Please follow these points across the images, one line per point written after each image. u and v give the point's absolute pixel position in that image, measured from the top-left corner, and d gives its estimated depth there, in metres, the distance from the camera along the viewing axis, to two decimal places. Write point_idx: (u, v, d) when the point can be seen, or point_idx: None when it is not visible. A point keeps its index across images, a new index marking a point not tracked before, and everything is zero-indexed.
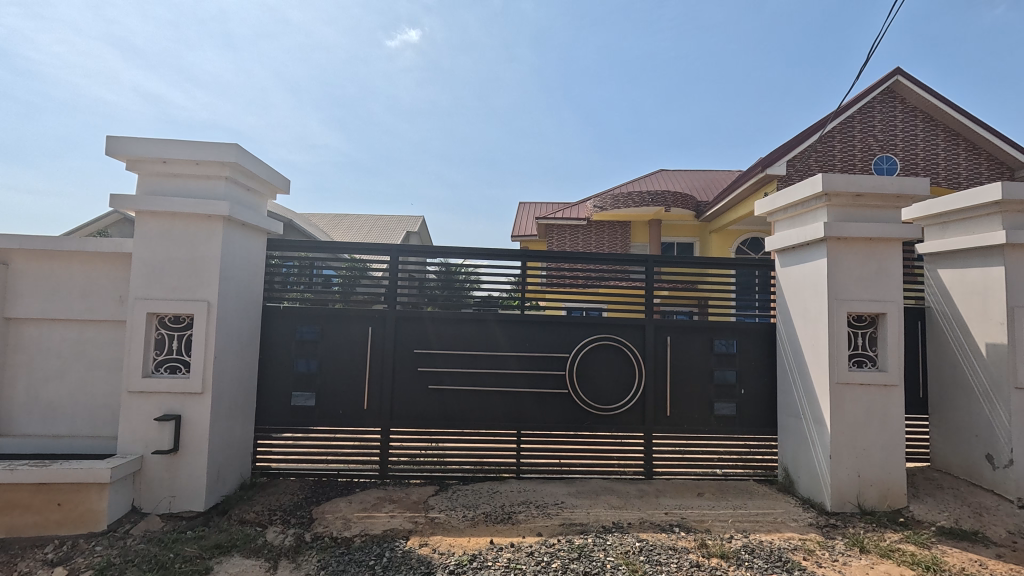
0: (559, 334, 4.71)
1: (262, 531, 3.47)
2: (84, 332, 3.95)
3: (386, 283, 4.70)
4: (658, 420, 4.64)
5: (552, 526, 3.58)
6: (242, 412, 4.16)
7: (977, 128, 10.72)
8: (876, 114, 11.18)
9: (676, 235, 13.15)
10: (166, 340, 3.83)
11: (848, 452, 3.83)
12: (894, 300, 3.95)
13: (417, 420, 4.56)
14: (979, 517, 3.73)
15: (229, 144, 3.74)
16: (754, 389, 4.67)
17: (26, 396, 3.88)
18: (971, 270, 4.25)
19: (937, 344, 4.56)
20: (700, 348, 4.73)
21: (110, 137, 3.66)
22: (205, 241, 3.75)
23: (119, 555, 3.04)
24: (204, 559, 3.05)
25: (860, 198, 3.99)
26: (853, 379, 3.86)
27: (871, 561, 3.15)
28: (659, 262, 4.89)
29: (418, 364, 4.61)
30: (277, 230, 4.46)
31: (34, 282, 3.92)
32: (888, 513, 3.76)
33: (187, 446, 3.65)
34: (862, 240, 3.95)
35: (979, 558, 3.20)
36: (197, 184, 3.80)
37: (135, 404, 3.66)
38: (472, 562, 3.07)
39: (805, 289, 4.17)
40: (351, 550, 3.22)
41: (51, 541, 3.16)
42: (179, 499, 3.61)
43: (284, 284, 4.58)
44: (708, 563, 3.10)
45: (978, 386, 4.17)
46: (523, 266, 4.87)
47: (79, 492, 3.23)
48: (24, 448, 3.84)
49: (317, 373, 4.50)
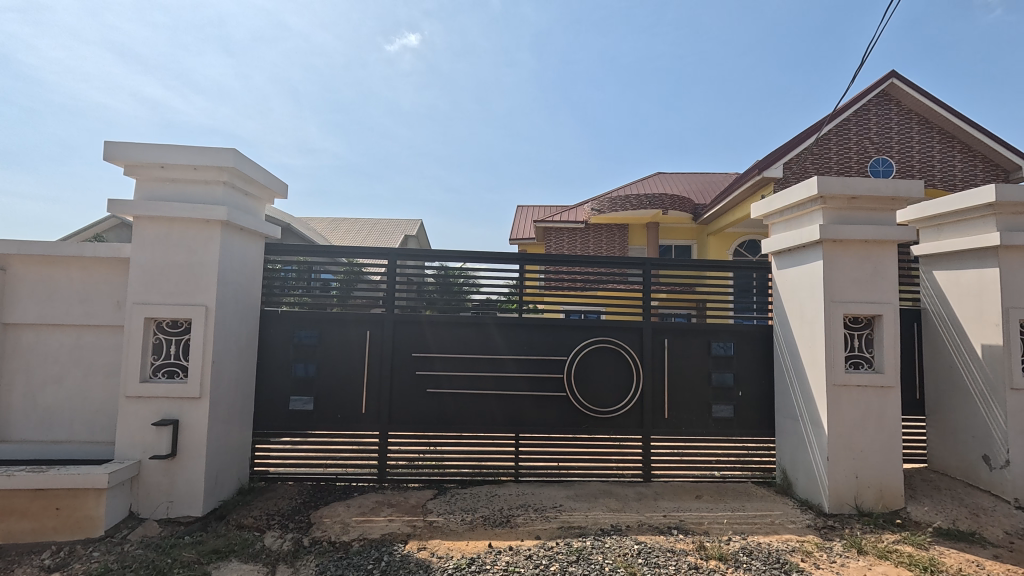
0: (557, 338, 4.72)
1: (260, 536, 3.46)
2: (82, 336, 3.95)
3: (384, 288, 4.70)
4: (656, 423, 4.64)
5: (550, 529, 3.58)
6: (241, 416, 4.15)
7: (973, 130, 10.76)
8: (872, 117, 11.24)
9: (676, 239, 13.25)
10: (164, 344, 3.82)
11: (845, 454, 3.84)
12: (890, 302, 3.98)
13: (417, 423, 4.57)
14: (976, 518, 3.74)
15: (226, 148, 3.74)
16: (753, 392, 4.68)
17: (23, 402, 3.88)
18: (967, 272, 4.27)
19: (933, 346, 4.58)
20: (698, 350, 4.74)
21: (107, 142, 3.67)
22: (204, 245, 3.76)
23: (116, 560, 3.04)
24: (201, 565, 3.04)
25: (854, 200, 4.02)
26: (850, 381, 3.87)
27: (868, 562, 3.16)
28: (657, 265, 4.87)
29: (416, 367, 4.61)
30: (275, 234, 4.46)
31: (32, 287, 3.91)
32: (885, 514, 3.77)
33: (184, 451, 3.64)
34: (857, 243, 3.97)
35: (977, 559, 3.21)
36: (196, 188, 3.81)
37: (133, 408, 3.66)
38: (471, 565, 3.07)
39: (802, 292, 4.19)
40: (349, 555, 3.21)
41: (49, 547, 3.15)
42: (177, 503, 3.60)
43: (282, 288, 4.58)
44: (706, 565, 3.11)
45: (974, 388, 4.19)
46: (522, 269, 4.86)
47: (76, 497, 3.22)
48: (21, 453, 3.83)
49: (315, 377, 4.50)
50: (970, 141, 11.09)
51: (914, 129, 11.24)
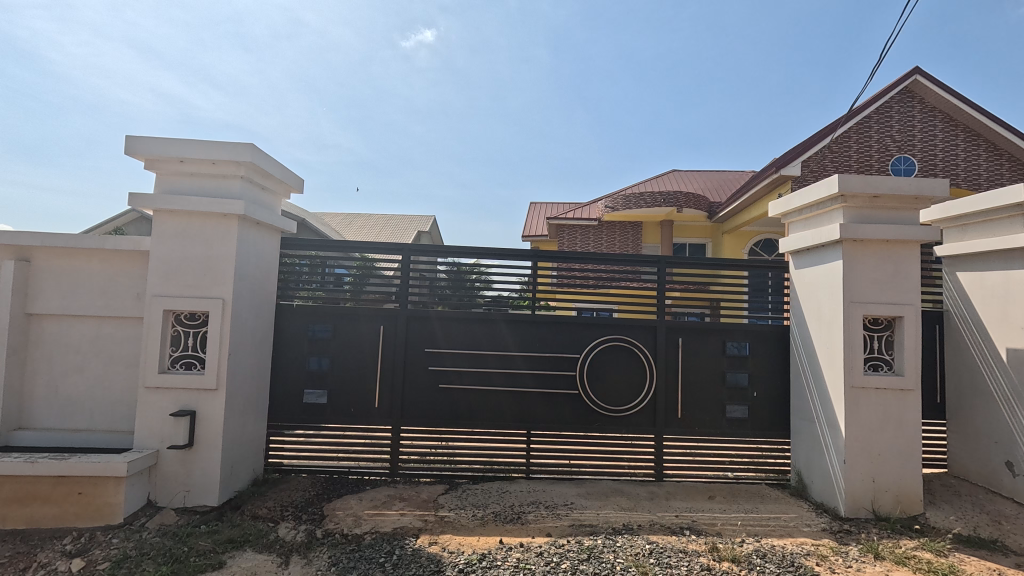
0: (570, 336, 4.69)
1: (273, 527, 3.50)
2: (102, 327, 4.03)
3: (397, 283, 4.71)
4: (669, 423, 4.61)
5: (561, 527, 3.58)
6: (256, 409, 4.21)
7: (1000, 129, 10.46)
8: (894, 114, 11.00)
9: (688, 236, 13.07)
10: (182, 336, 3.87)
11: (863, 457, 3.77)
12: (912, 303, 3.89)
13: (428, 418, 4.58)
14: (998, 525, 3.65)
15: (244, 144, 3.78)
16: (768, 393, 4.62)
17: (45, 390, 3.97)
18: (992, 273, 4.16)
19: (955, 349, 4.47)
20: (712, 349, 4.69)
21: (128, 137, 3.74)
22: (221, 240, 3.81)
23: (134, 547, 3.10)
24: (217, 554, 3.09)
25: (876, 199, 3.93)
26: (868, 383, 3.80)
27: (885, 567, 3.11)
28: (671, 262, 4.82)
29: (428, 363, 4.63)
30: (291, 229, 4.50)
31: (54, 279, 3.99)
32: (903, 520, 3.70)
33: (201, 442, 3.69)
34: (879, 243, 3.89)
35: (997, 567, 3.14)
36: (214, 182, 3.85)
37: (152, 399, 3.73)
38: (481, 561, 3.07)
39: (820, 291, 4.12)
40: (361, 548, 3.23)
41: (70, 532, 3.23)
42: (193, 493, 3.66)
43: (296, 282, 4.62)
44: (719, 567, 3.08)
45: (998, 392, 4.10)
46: (534, 265, 4.84)
47: (96, 484, 3.29)
48: (41, 441, 3.92)
49: (328, 371, 4.54)
50: (996, 140, 10.80)
51: (937, 127, 10.98)
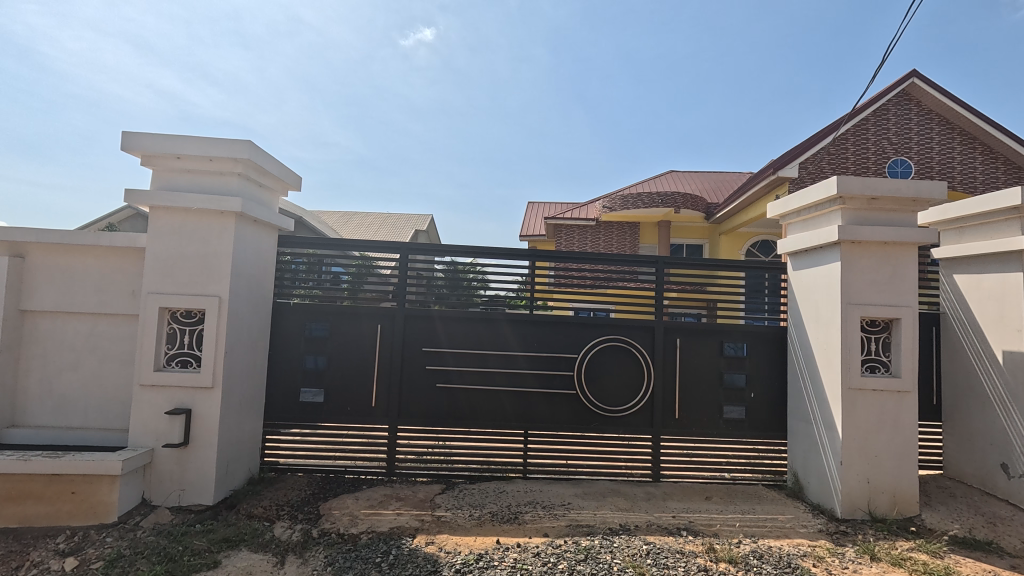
0: (568, 335, 4.69)
1: (269, 526, 3.48)
2: (98, 324, 4.00)
3: (395, 282, 4.69)
4: (666, 423, 4.61)
5: (558, 527, 3.57)
6: (252, 407, 4.18)
7: (996, 132, 10.51)
8: (891, 117, 11.06)
9: (686, 237, 13.10)
10: (178, 334, 3.84)
11: (859, 459, 3.78)
12: (908, 305, 3.90)
13: (427, 417, 4.57)
14: (993, 527, 3.67)
15: (242, 141, 3.76)
16: (765, 393, 4.63)
17: (40, 388, 3.94)
18: (989, 276, 4.17)
19: (952, 351, 4.49)
20: (710, 350, 4.69)
21: (126, 133, 3.71)
22: (217, 237, 3.78)
23: (129, 546, 3.08)
24: (212, 553, 3.07)
25: (875, 201, 3.93)
26: (865, 385, 3.80)
27: (881, 569, 3.11)
28: (668, 263, 4.81)
29: (426, 363, 4.61)
30: (288, 226, 4.47)
31: (49, 276, 3.95)
32: (899, 521, 3.71)
33: (196, 440, 3.67)
34: (877, 245, 3.90)
35: (993, 569, 3.15)
36: (211, 179, 3.83)
37: (147, 396, 3.70)
38: (478, 561, 3.06)
39: (817, 293, 4.12)
40: (357, 548, 3.21)
41: (64, 531, 3.20)
42: (188, 492, 3.64)
43: (293, 280, 4.59)
44: (715, 568, 3.08)
45: (994, 395, 4.11)
46: (531, 265, 4.83)
47: (90, 483, 3.26)
48: (37, 439, 3.88)
49: (326, 370, 4.52)
50: (993, 143, 10.84)
51: (934, 130, 11.02)
